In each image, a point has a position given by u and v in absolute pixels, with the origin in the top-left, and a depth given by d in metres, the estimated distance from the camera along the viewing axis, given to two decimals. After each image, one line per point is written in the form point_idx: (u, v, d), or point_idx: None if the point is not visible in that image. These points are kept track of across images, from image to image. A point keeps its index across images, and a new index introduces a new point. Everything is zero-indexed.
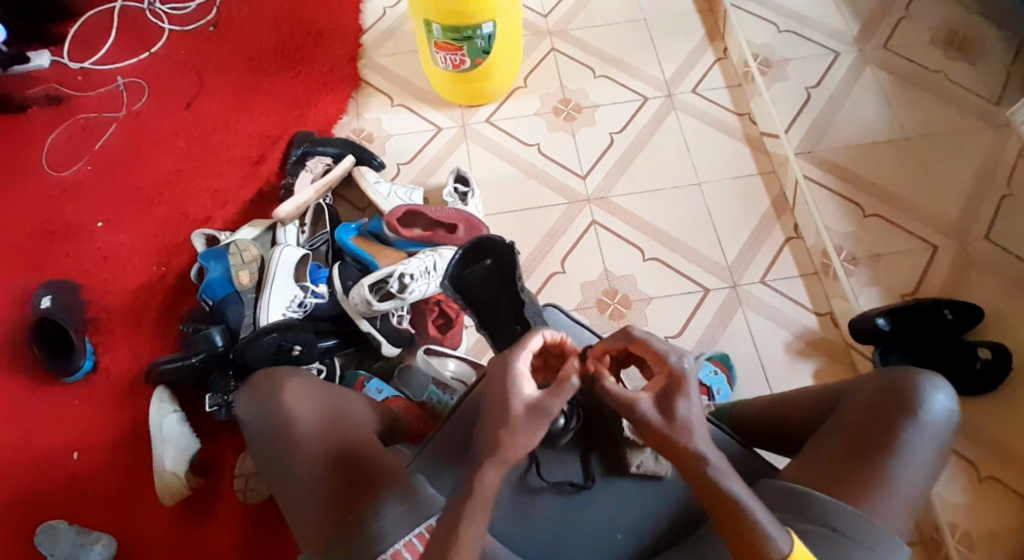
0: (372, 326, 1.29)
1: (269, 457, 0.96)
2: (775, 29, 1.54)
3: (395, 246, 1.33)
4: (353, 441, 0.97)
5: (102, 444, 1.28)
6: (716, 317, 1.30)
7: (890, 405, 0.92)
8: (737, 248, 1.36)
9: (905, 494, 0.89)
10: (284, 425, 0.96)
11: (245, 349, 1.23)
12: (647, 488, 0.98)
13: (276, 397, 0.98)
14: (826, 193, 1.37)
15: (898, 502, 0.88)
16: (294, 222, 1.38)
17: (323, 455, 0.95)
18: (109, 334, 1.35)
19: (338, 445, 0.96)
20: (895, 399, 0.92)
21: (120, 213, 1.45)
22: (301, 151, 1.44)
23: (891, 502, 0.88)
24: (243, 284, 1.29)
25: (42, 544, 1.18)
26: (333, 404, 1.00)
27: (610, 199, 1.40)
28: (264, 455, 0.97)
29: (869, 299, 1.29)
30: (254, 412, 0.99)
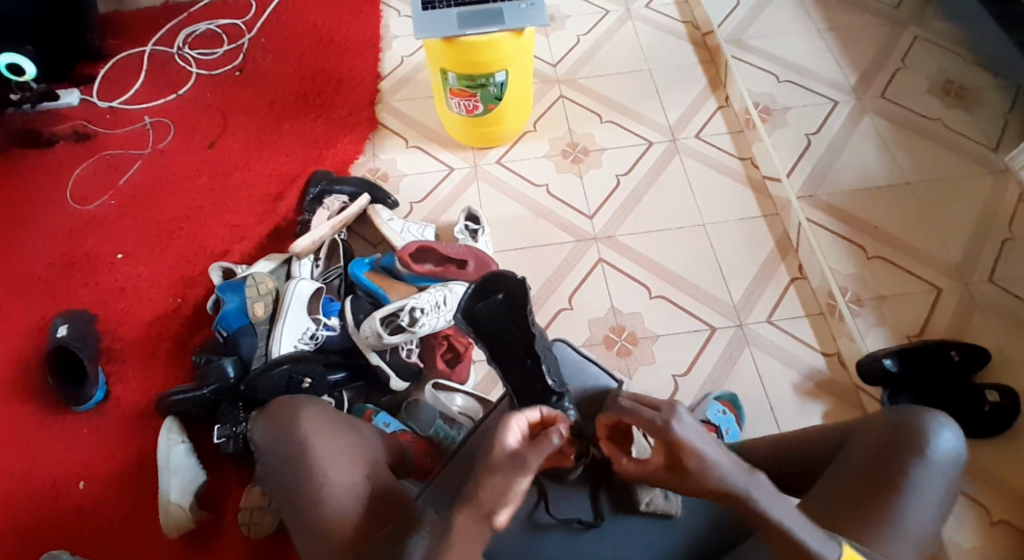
0: (381, 359, 1.31)
1: (285, 475, 0.96)
2: (775, 79, 1.60)
3: (406, 281, 1.35)
4: (371, 461, 0.99)
5: (109, 473, 1.29)
6: (723, 355, 1.31)
7: (897, 437, 0.92)
8: (743, 288, 1.38)
9: (914, 532, 0.88)
10: (301, 446, 0.96)
11: (256, 381, 1.25)
12: (657, 526, 0.96)
13: (292, 421, 0.98)
14: (830, 235, 1.40)
15: (909, 540, 0.87)
16: (309, 256, 1.39)
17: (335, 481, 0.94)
18: (121, 364, 1.37)
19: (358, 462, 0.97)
20: (901, 435, 0.92)
21: (139, 246, 1.48)
22: (318, 190, 1.49)
23: (901, 539, 0.87)
24: (258, 315, 1.32)
25: None
26: (348, 432, 1.00)
27: (616, 238, 1.43)
28: (279, 475, 0.97)
29: (876, 339, 1.30)
30: (269, 440, 0.99)
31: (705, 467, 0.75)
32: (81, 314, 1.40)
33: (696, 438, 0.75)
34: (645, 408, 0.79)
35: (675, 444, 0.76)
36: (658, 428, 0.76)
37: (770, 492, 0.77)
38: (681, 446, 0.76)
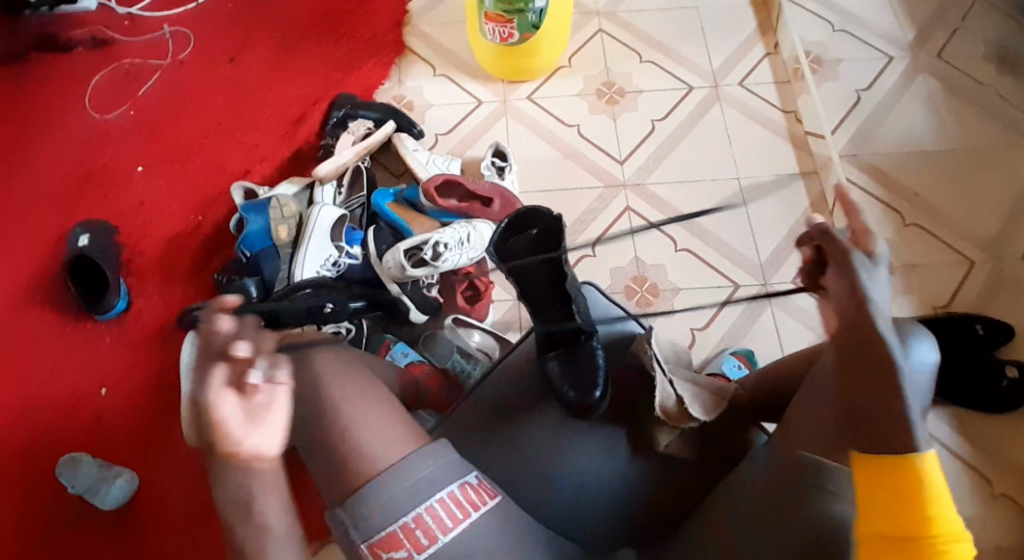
0: (401, 291, 1.32)
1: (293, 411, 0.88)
2: (829, 28, 1.52)
3: (429, 216, 1.37)
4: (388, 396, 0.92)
5: (130, 386, 1.31)
6: (744, 315, 1.32)
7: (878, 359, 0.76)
8: (772, 246, 1.35)
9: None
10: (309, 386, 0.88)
11: (280, 303, 1.26)
12: (669, 472, 0.96)
13: (302, 355, 0.91)
14: (867, 199, 1.36)
15: None
16: (332, 181, 1.40)
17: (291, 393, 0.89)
18: (142, 279, 1.37)
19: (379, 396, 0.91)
20: None
21: (160, 159, 1.45)
22: (342, 113, 1.45)
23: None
24: (281, 238, 1.33)
25: (63, 474, 1.20)
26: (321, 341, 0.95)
27: (645, 186, 1.40)
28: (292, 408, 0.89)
29: (901, 308, 1.28)
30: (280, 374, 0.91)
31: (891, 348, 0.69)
32: (101, 228, 1.39)
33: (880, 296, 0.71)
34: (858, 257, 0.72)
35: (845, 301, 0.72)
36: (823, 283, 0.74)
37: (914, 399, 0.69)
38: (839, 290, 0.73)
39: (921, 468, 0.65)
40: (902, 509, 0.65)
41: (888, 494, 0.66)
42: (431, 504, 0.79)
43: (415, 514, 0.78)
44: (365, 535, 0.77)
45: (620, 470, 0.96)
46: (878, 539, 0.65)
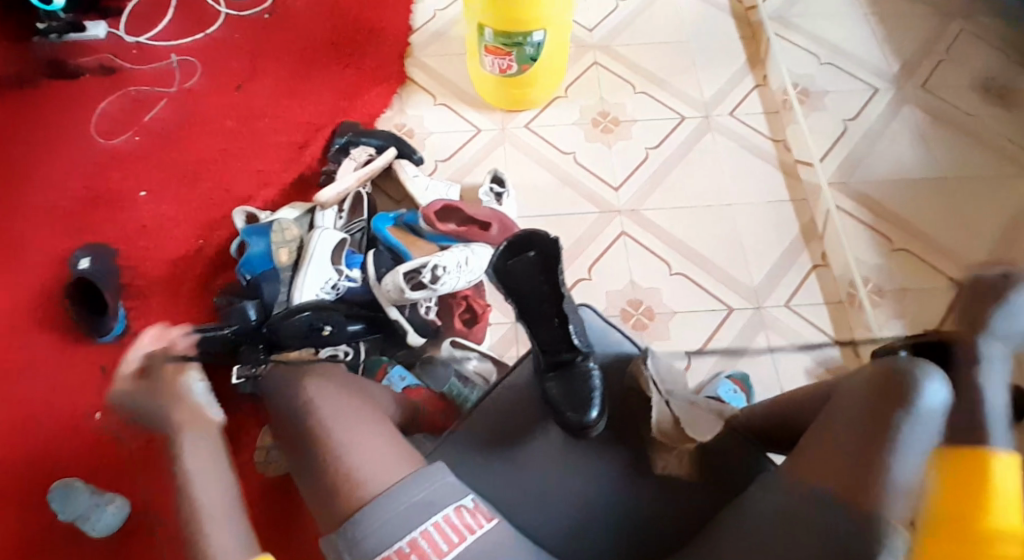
0: (400, 314, 1.33)
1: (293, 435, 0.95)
2: (817, 61, 1.59)
3: (427, 240, 1.39)
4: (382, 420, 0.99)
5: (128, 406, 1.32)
6: (739, 338, 1.33)
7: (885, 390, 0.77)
8: (765, 271, 1.38)
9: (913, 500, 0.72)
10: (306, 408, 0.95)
11: (279, 325, 1.28)
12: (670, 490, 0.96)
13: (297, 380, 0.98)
14: (857, 224, 1.39)
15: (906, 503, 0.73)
16: (333, 206, 1.42)
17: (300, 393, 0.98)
18: (143, 299, 1.38)
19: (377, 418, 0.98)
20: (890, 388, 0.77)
21: (163, 183, 1.48)
22: (345, 141, 1.48)
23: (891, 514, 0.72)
24: (282, 261, 1.35)
25: (54, 501, 1.17)
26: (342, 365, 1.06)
27: (640, 212, 1.42)
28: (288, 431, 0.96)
29: (893, 331, 1.30)
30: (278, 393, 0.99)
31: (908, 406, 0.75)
32: (104, 248, 1.40)
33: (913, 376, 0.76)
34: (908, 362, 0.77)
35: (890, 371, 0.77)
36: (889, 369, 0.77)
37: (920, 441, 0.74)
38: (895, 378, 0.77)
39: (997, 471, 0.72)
40: (973, 499, 0.71)
41: (962, 488, 0.72)
42: (427, 527, 0.82)
43: (410, 539, 0.81)
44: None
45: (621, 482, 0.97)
46: (949, 522, 0.71)
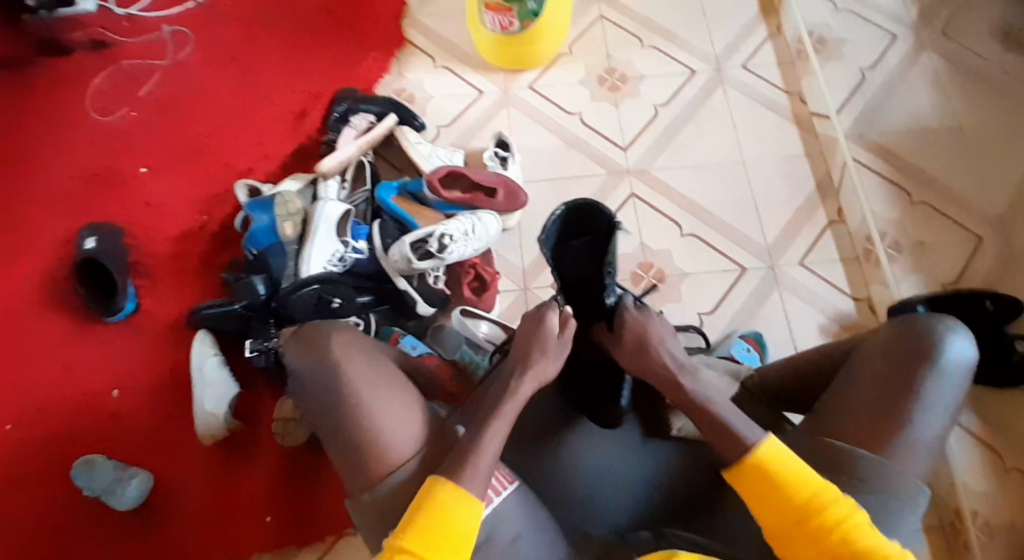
0: (409, 285, 1.32)
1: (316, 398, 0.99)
2: (831, 7, 1.52)
3: (433, 208, 1.37)
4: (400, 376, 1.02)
5: (142, 385, 1.32)
6: (752, 297, 1.31)
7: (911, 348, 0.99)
8: (779, 228, 1.34)
9: (924, 440, 0.96)
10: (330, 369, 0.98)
11: (288, 299, 1.28)
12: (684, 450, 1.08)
13: (320, 343, 1.01)
14: (874, 177, 1.35)
15: (921, 448, 0.95)
16: (335, 177, 1.40)
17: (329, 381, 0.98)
18: (150, 278, 1.37)
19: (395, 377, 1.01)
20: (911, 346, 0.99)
21: (164, 160, 1.46)
22: (343, 108, 1.44)
23: (913, 450, 0.95)
24: (286, 235, 1.33)
25: (79, 475, 1.22)
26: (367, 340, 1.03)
27: (649, 171, 1.39)
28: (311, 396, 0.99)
29: (911, 287, 1.28)
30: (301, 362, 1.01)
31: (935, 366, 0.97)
32: (108, 228, 1.39)
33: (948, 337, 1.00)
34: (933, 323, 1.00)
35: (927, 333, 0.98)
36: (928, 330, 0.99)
37: (937, 393, 0.97)
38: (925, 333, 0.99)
39: (764, 458, 0.84)
40: (777, 507, 0.82)
41: (762, 489, 0.83)
42: None
43: None
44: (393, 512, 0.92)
45: (643, 453, 1.09)
46: (783, 530, 0.82)
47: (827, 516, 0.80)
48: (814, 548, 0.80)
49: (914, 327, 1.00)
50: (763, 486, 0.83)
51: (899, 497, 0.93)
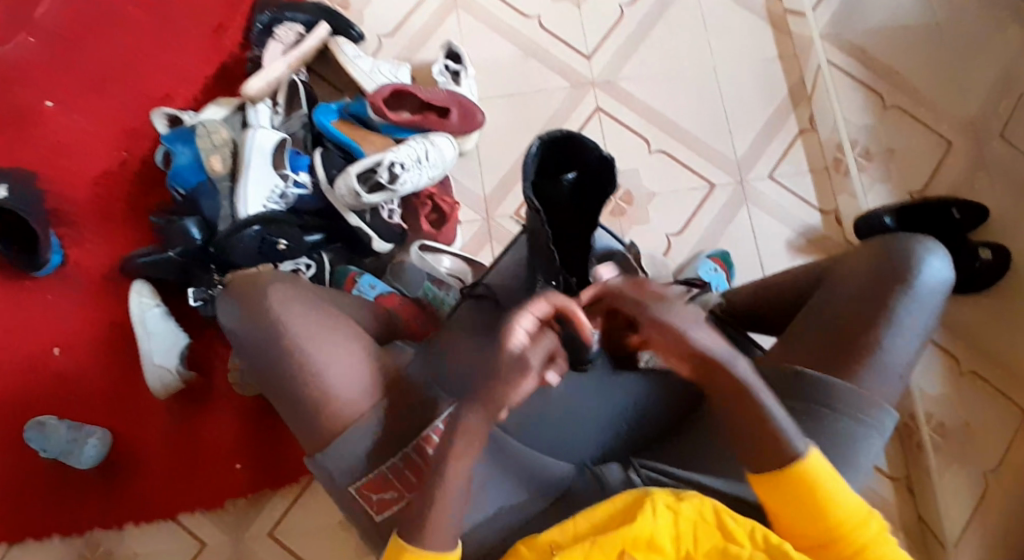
0: (361, 220, 1.23)
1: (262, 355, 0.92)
2: None
3: (381, 132, 1.27)
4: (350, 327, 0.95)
5: (87, 340, 1.26)
6: (720, 215, 1.26)
7: (890, 268, 0.94)
8: (748, 141, 1.29)
9: (897, 362, 0.93)
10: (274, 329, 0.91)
11: (228, 244, 1.19)
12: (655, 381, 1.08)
13: (257, 297, 0.93)
14: (849, 81, 1.30)
15: (891, 373, 0.92)
16: (266, 101, 1.28)
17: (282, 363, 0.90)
18: (74, 227, 1.27)
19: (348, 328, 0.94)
20: (891, 267, 0.94)
21: (69, 87, 1.30)
22: (267, 19, 1.31)
23: (889, 372, 0.92)
24: (216, 170, 1.23)
25: (31, 440, 1.17)
26: (330, 311, 0.95)
27: (616, 82, 1.31)
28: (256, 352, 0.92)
29: (878, 197, 1.25)
30: (239, 320, 0.93)
31: (916, 291, 0.93)
32: (22, 173, 1.27)
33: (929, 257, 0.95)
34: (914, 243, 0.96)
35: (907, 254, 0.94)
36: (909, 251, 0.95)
37: (914, 314, 0.93)
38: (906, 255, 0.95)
39: (806, 474, 0.79)
40: (803, 515, 0.80)
41: (793, 502, 0.80)
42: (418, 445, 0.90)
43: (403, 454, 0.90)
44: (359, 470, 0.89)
45: (611, 389, 1.07)
46: (801, 535, 0.81)
47: (855, 539, 0.80)
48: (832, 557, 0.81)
49: (894, 246, 0.96)
50: (794, 495, 0.80)
51: (870, 423, 0.92)
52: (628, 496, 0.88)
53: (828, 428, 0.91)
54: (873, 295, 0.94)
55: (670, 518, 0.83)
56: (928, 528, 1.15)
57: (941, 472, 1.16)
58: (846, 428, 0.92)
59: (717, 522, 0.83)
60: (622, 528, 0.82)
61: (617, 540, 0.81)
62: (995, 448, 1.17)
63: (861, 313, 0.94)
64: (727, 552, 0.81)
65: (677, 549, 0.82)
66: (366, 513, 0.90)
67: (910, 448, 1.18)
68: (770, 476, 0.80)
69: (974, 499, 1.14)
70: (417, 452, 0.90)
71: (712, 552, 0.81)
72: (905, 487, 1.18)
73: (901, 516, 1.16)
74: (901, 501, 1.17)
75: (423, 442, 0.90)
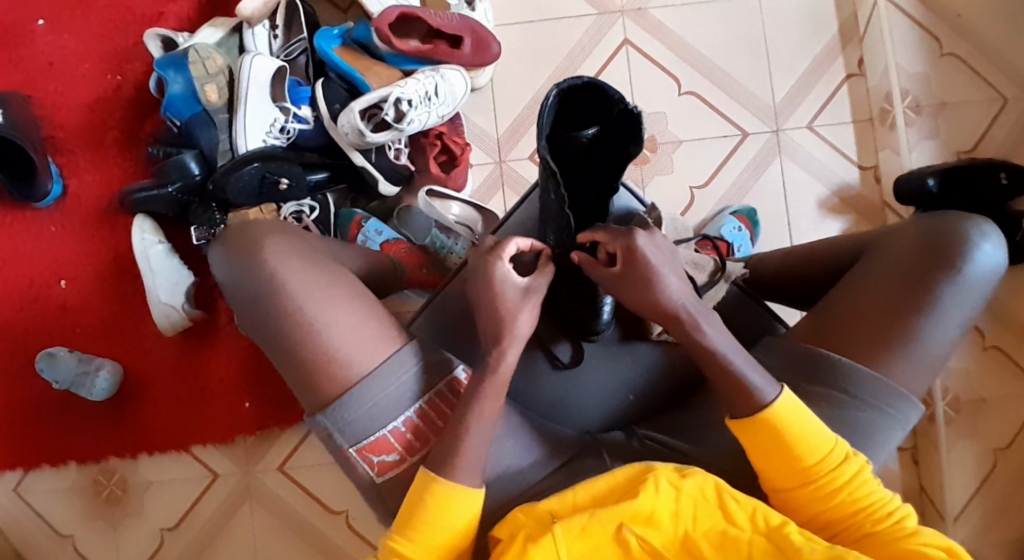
0: (366, 160, 1.15)
1: (252, 321, 0.84)
2: None
3: (388, 62, 1.16)
4: (348, 286, 0.85)
5: (88, 273, 1.23)
6: (750, 165, 1.19)
7: (934, 252, 0.83)
8: (788, 85, 1.20)
9: (926, 358, 0.82)
10: (268, 293, 0.83)
11: (224, 181, 1.11)
12: (665, 355, 0.96)
13: (249, 257, 0.84)
14: (905, 21, 1.19)
15: (920, 367, 0.82)
16: (263, 23, 1.17)
17: (270, 335, 0.84)
18: (71, 155, 1.23)
19: (350, 289, 0.85)
20: (935, 249, 0.83)
21: (60, 6, 1.24)
22: None
23: (914, 366, 0.81)
24: (211, 101, 1.15)
25: (43, 371, 1.15)
26: (337, 270, 0.87)
27: (647, 11, 1.21)
28: (246, 319, 0.85)
29: (922, 155, 1.16)
30: (228, 277, 0.85)
31: (960, 279, 0.81)
32: (14, 98, 1.22)
33: (978, 240, 0.83)
34: (963, 225, 0.84)
35: (953, 237, 0.83)
36: (957, 232, 0.83)
37: (953, 308, 0.82)
38: (951, 237, 0.83)
39: (778, 415, 0.75)
40: (780, 460, 0.75)
41: (767, 443, 0.75)
42: (410, 414, 0.82)
43: (404, 419, 0.82)
44: (353, 438, 0.81)
45: (624, 358, 0.97)
46: (785, 487, 0.76)
47: (830, 480, 0.75)
48: (818, 509, 0.75)
49: (941, 225, 0.84)
50: (766, 443, 0.76)
51: (889, 415, 0.81)
52: (631, 469, 0.79)
53: (847, 416, 0.81)
54: (907, 283, 0.83)
55: (672, 495, 0.74)
56: (929, 499, 1.16)
57: (950, 447, 1.15)
58: (860, 417, 0.81)
59: (719, 500, 0.74)
60: (620, 503, 0.73)
61: (615, 513, 0.72)
62: (1009, 426, 1.15)
63: (894, 298, 0.82)
64: (727, 535, 0.72)
65: (676, 526, 0.73)
66: (366, 475, 0.83)
67: (921, 420, 1.17)
68: (742, 419, 0.76)
69: (982, 476, 1.15)
70: (423, 417, 0.82)
71: (711, 533, 0.72)
72: (911, 456, 1.19)
73: (902, 484, 1.17)
74: (905, 469, 1.18)
75: (427, 406, 0.83)
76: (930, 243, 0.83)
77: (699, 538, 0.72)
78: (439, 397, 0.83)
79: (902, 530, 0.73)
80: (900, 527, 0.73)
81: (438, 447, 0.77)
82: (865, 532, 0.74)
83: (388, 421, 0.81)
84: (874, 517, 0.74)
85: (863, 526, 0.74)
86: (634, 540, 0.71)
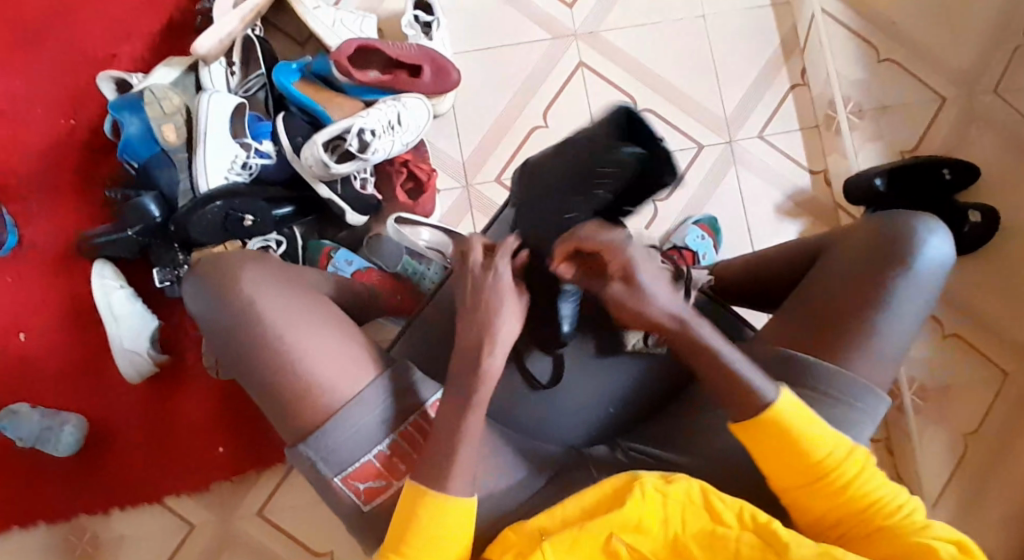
0: (332, 192, 1.14)
1: (234, 352, 0.82)
2: None
3: (348, 93, 1.16)
4: (330, 312, 0.85)
5: (46, 322, 1.19)
6: (708, 175, 1.23)
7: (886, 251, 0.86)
8: (738, 96, 1.25)
9: (898, 344, 0.85)
10: (250, 322, 0.81)
11: (189, 221, 1.10)
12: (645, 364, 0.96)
13: (227, 288, 0.83)
14: (843, 32, 1.26)
15: (894, 352, 0.85)
16: (220, 60, 1.17)
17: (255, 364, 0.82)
18: (24, 202, 1.19)
19: (330, 316, 0.84)
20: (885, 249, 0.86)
21: (8, 52, 1.21)
22: None
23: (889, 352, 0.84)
24: (170, 141, 1.13)
25: (4, 428, 1.11)
26: (317, 299, 0.87)
27: (599, 34, 1.26)
28: (228, 351, 0.83)
29: (868, 157, 1.22)
30: (207, 309, 0.84)
31: (913, 275, 0.84)
32: None
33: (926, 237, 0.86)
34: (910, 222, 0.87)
35: (904, 234, 0.86)
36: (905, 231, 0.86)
37: (916, 297, 0.85)
38: (902, 235, 0.86)
39: (777, 415, 0.74)
40: (784, 460, 0.75)
41: (771, 444, 0.75)
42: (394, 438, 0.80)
43: (389, 442, 0.80)
44: (337, 466, 0.78)
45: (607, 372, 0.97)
46: (791, 485, 0.76)
47: (835, 477, 0.74)
48: (828, 507, 0.75)
49: (891, 224, 0.88)
50: (769, 443, 0.75)
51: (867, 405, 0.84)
52: (617, 477, 0.76)
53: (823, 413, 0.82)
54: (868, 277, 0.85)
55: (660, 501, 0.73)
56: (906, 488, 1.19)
57: (920, 435, 1.19)
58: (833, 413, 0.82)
59: (705, 502, 0.73)
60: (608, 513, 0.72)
61: (603, 525, 0.72)
62: (972, 410, 1.20)
63: (854, 295, 0.85)
64: (715, 534, 0.71)
65: (666, 530, 0.72)
66: (353, 503, 0.80)
67: (889, 410, 1.21)
68: (745, 421, 0.76)
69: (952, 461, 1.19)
70: (408, 440, 0.81)
71: (701, 534, 0.72)
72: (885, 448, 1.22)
73: None
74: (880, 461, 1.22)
75: (412, 428, 0.81)
76: (884, 239, 0.86)
77: (689, 541, 0.71)
78: (423, 418, 0.82)
79: (914, 524, 0.72)
80: (910, 520, 0.73)
81: (435, 465, 0.76)
82: (875, 527, 0.73)
83: (372, 446, 0.79)
84: (884, 512, 0.74)
85: (874, 521, 0.73)
86: (624, 551, 0.71)
